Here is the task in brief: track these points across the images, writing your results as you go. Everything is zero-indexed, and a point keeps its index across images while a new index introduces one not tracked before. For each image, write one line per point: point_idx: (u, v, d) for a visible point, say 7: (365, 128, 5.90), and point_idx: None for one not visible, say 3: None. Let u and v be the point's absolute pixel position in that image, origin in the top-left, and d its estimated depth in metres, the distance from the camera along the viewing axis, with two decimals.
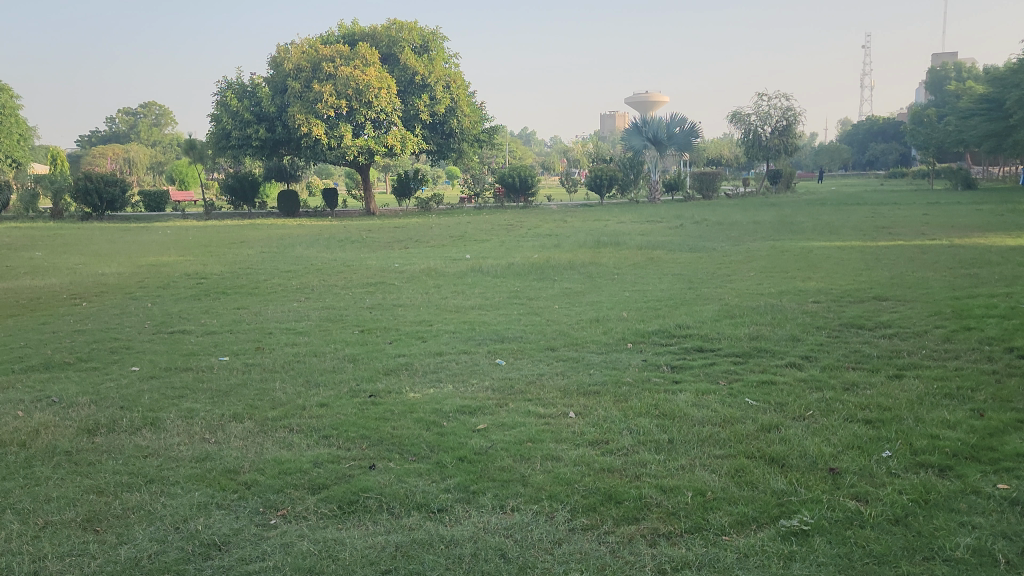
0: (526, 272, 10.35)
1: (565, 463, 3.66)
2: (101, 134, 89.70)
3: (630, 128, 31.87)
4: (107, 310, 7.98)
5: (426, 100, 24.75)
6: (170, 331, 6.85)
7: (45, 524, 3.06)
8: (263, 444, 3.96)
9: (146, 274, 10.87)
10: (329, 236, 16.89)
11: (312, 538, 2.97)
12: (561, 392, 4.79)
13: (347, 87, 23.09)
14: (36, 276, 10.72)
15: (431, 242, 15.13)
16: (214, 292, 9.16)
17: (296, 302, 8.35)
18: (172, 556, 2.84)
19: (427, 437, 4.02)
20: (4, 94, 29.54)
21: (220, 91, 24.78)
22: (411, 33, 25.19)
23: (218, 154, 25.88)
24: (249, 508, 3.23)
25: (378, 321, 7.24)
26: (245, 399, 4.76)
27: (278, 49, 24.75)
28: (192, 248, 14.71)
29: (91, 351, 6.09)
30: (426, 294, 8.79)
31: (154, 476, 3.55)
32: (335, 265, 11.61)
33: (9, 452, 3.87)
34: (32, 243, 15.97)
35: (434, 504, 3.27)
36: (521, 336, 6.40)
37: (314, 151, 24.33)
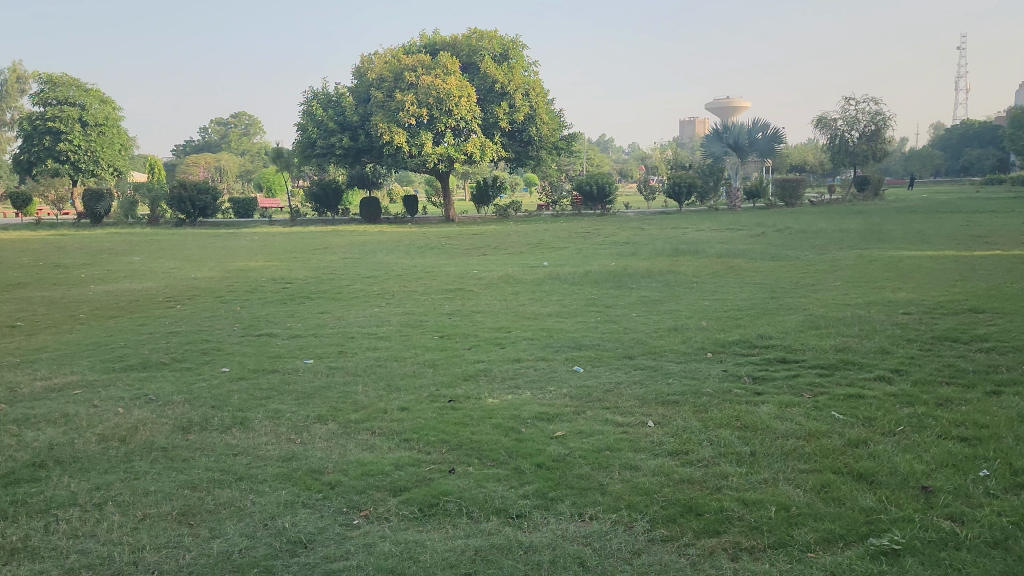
0: (603, 279, 10.31)
1: (644, 473, 3.63)
2: (194, 143, 93.50)
3: (711, 134, 31.96)
4: (200, 313, 8.31)
5: (506, 108, 24.81)
6: (257, 334, 7.07)
7: (143, 517, 3.21)
8: (346, 445, 4.05)
9: (235, 279, 11.24)
10: (409, 243, 17.15)
11: (393, 539, 3.02)
12: (639, 401, 4.75)
13: (428, 96, 23.42)
14: (134, 280, 11.25)
15: (510, 250, 15.19)
16: (299, 297, 9.42)
17: (377, 308, 8.53)
18: (260, 551, 2.92)
19: (506, 443, 4.05)
20: (108, 107, 31.08)
21: (306, 101, 25.66)
22: (491, 42, 25.38)
23: (303, 162, 26.76)
24: (332, 507, 3.31)
25: (457, 327, 7.32)
26: (330, 401, 4.89)
27: (362, 60, 25.43)
28: (278, 254, 15.13)
29: (184, 352, 6.35)
30: (505, 301, 8.84)
31: (243, 474, 3.68)
32: (415, 272, 11.80)
33: (110, 447, 4.07)
34: (131, 248, 16.75)
35: (513, 510, 3.29)
36: (598, 344, 6.37)
37: (396, 159, 24.79)
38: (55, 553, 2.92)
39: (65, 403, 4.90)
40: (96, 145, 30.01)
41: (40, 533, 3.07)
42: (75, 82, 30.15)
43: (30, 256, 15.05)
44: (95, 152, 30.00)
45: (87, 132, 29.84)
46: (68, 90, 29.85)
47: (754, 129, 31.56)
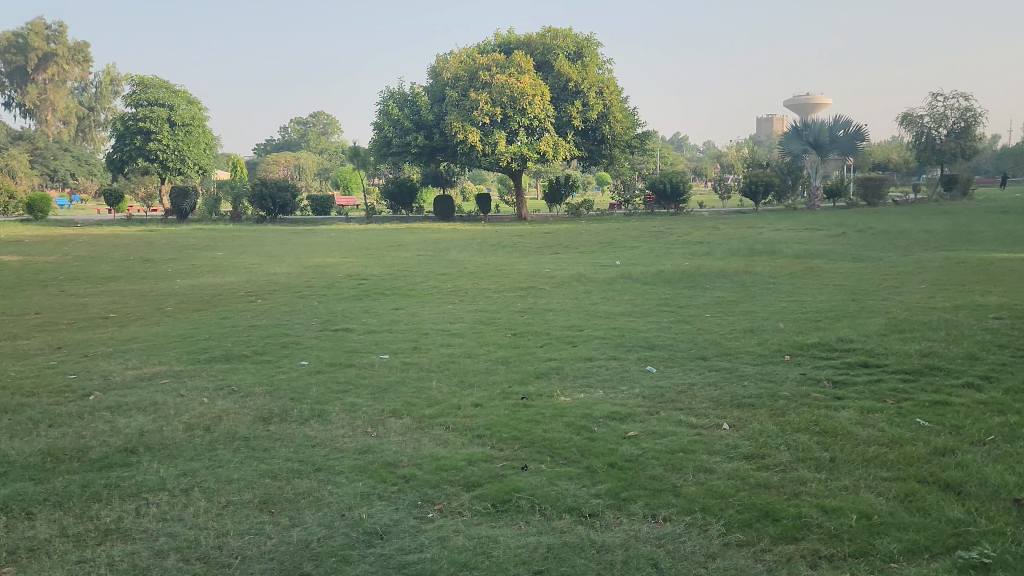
0: (677, 279, 10.17)
1: (719, 476, 3.57)
2: (276, 142, 95.97)
3: (790, 131, 31.18)
4: (280, 307, 8.54)
5: (579, 107, 24.70)
6: (334, 330, 7.21)
7: (227, 503, 3.32)
8: (420, 440, 4.11)
9: (313, 274, 11.51)
10: (482, 242, 17.28)
11: (467, 534, 3.06)
12: (714, 403, 4.67)
13: (502, 94, 23.52)
14: (218, 274, 11.64)
15: (582, 249, 15.12)
16: (375, 293, 9.59)
17: (451, 305, 8.61)
18: (338, 541, 2.99)
19: (578, 442, 4.04)
20: (195, 107, 32.21)
21: (383, 101, 26.16)
22: (565, 40, 25.27)
23: (379, 161, 27.27)
24: (407, 500, 3.36)
25: (530, 324, 7.35)
26: (404, 396, 4.96)
27: (437, 59, 25.76)
28: (354, 251, 15.46)
29: (265, 345, 6.53)
30: (577, 299, 8.82)
31: (322, 465, 3.77)
32: (488, 269, 11.90)
33: (196, 434, 4.23)
34: (215, 244, 17.34)
35: (585, 509, 3.28)
36: (672, 345, 6.30)
37: (469, 158, 25.00)
38: (145, 535, 3.04)
39: (154, 391, 5.11)
40: (184, 143, 31.12)
41: (132, 516, 3.21)
42: (165, 84, 31.31)
43: (122, 251, 15.74)
44: (182, 151, 31.12)
45: (175, 131, 30.98)
46: (158, 91, 31.01)
47: (835, 126, 30.68)
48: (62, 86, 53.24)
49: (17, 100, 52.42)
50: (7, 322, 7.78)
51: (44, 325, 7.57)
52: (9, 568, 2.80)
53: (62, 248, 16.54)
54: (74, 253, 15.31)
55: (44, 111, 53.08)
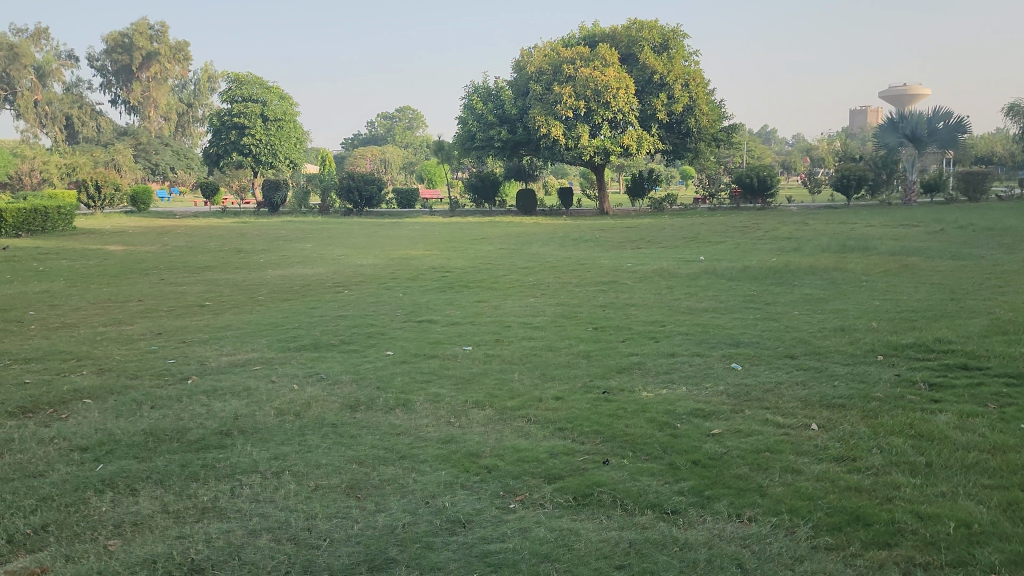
0: (764, 275, 9.94)
1: (807, 477, 3.48)
2: (362, 137, 97.92)
3: (885, 123, 29.91)
4: (365, 298, 8.72)
5: (664, 99, 24.29)
6: (418, 321, 7.33)
7: (316, 487, 3.42)
8: (502, 431, 4.14)
9: (398, 266, 11.73)
10: (564, 235, 17.29)
11: (549, 526, 3.07)
12: (802, 403, 4.55)
13: (586, 88, 23.39)
14: (307, 265, 11.97)
15: (664, 244, 14.91)
16: (458, 285, 9.70)
17: (532, 298, 8.63)
18: (422, 528, 3.04)
19: (660, 438, 4.00)
20: (286, 102, 33.13)
21: (467, 95, 26.45)
22: (651, 32, 24.89)
23: (463, 155, 27.61)
24: (489, 490, 3.40)
25: (611, 319, 7.30)
26: (486, 388, 5.01)
27: (522, 54, 25.86)
28: (437, 243, 15.68)
29: (352, 335, 6.69)
30: (659, 295, 8.72)
31: (406, 453, 3.84)
32: (569, 263, 11.87)
33: (287, 420, 4.37)
34: (304, 236, 17.86)
35: (668, 506, 3.25)
36: (758, 342, 6.17)
37: (552, 152, 25.05)
38: (239, 514, 3.16)
39: (247, 377, 5.31)
40: (274, 138, 32.16)
41: (227, 496, 3.34)
42: (258, 80, 32.19)
43: (217, 242, 16.38)
44: (272, 145, 32.20)
45: (267, 126, 32.02)
46: (252, 87, 31.81)
47: (934, 117, 29.35)
48: (164, 84, 55.83)
49: (123, 97, 55.28)
50: (113, 308, 8.19)
51: (145, 311, 7.94)
52: (115, 540, 2.95)
53: (163, 238, 17.34)
54: (172, 243, 16.00)
55: (147, 108, 55.79)
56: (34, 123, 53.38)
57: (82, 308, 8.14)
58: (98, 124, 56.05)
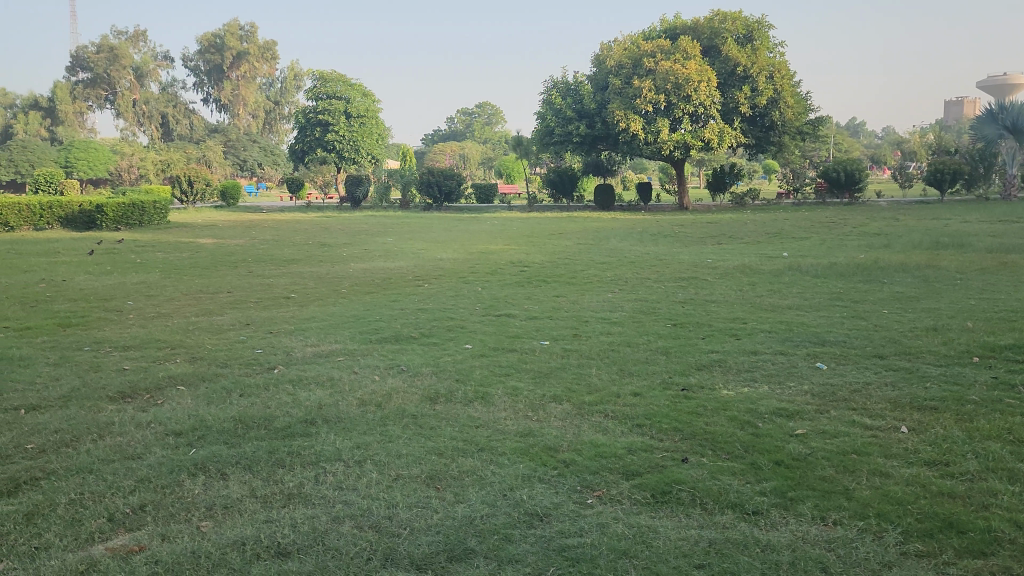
0: (852, 272, 9.63)
1: (896, 481, 3.36)
2: (443, 133, 98.99)
3: (984, 115, 28.22)
4: (445, 292, 8.83)
5: (747, 92, 23.69)
6: (497, 315, 7.38)
7: (397, 476, 3.48)
8: (580, 426, 4.14)
9: (477, 261, 11.82)
10: (643, 230, 17.12)
11: (627, 522, 3.05)
12: (892, 404, 4.40)
13: (666, 81, 23.08)
14: (390, 259, 12.18)
15: (747, 239, 14.61)
16: (536, 280, 9.72)
17: (611, 293, 8.58)
18: (500, 520, 3.07)
19: (742, 437, 3.93)
20: (369, 99, 33.74)
21: (547, 90, 26.52)
22: (734, 24, 24.30)
23: (542, 150, 27.70)
24: (567, 485, 3.40)
25: (691, 316, 7.19)
26: (565, 382, 5.01)
27: (601, 47, 25.72)
28: (516, 238, 15.73)
29: (431, 328, 6.78)
30: (741, 291, 8.54)
31: (484, 445, 3.87)
32: (649, 259, 11.74)
33: (369, 410, 4.47)
34: (386, 230, 18.21)
35: (749, 506, 3.19)
36: (844, 341, 5.99)
37: (631, 147, 24.84)
38: (323, 501, 3.25)
39: (331, 367, 5.44)
40: (357, 134, 32.76)
41: (311, 483, 3.43)
42: (342, 78, 33.01)
43: (302, 236, 16.84)
44: (355, 142, 32.78)
45: (350, 122, 32.68)
46: (336, 84, 32.76)
47: None
48: (252, 82, 57.60)
49: (215, 95, 57.42)
50: (204, 299, 8.52)
51: (235, 303, 8.23)
52: (207, 521, 3.07)
53: (251, 231, 17.97)
54: (260, 237, 16.54)
55: (236, 106, 57.70)
56: (132, 121, 55.95)
57: (176, 299, 8.49)
58: (191, 121, 57.93)
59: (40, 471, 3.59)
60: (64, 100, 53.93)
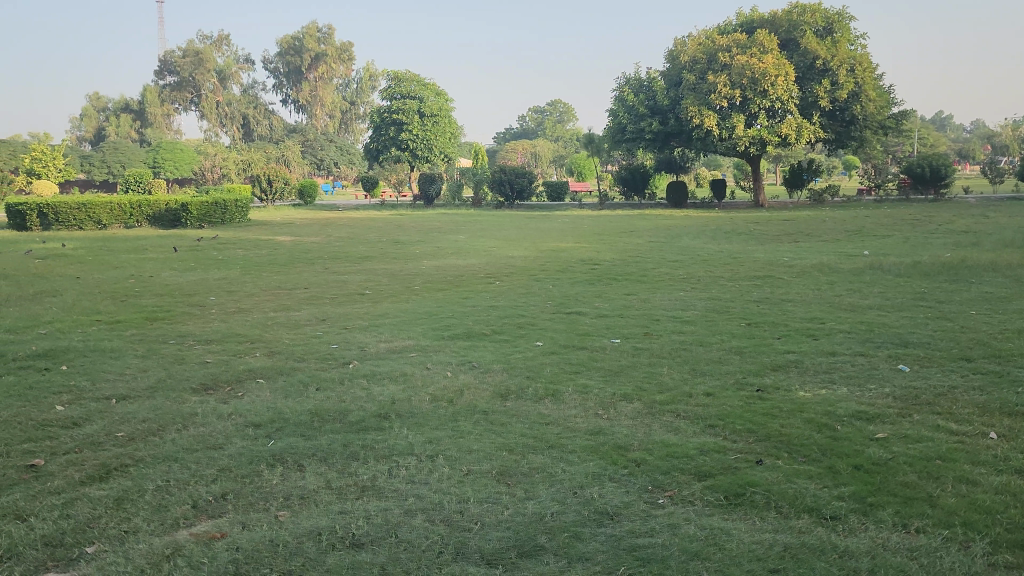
0: (937, 272, 9.26)
1: (984, 490, 3.23)
2: (515, 131, 99.07)
3: None
4: (516, 290, 8.86)
5: (827, 85, 23.01)
6: (567, 312, 7.38)
7: (467, 472, 3.51)
8: (651, 425, 4.10)
9: (547, 259, 11.82)
10: (717, 228, 16.83)
11: (699, 524, 3.01)
12: (979, 409, 4.22)
13: (742, 76, 22.65)
14: (462, 257, 12.28)
15: (825, 237, 14.21)
16: (607, 278, 9.67)
17: (683, 292, 8.48)
18: (570, 517, 3.06)
19: (819, 440, 3.83)
20: (442, 98, 34.06)
21: (618, 87, 26.41)
22: (813, 16, 23.70)
23: (613, 147, 27.53)
24: (638, 484, 3.37)
25: (766, 315, 7.05)
26: (636, 381, 4.97)
27: (675, 43, 25.47)
28: (587, 236, 15.68)
29: (503, 325, 6.82)
30: (819, 291, 8.33)
31: (554, 442, 3.88)
32: (723, 257, 11.53)
33: (441, 405, 4.52)
34: (457, 228, 18.37)
35: (826, 510, 3.11)
36: (929, 342, 5.77)
37: (705, 143, 24.50)
38: (395, 494, 3.30)
39: (404, 363, 5.52)
40: (430, 133, 33.13)
41: (384, 475, 3.50)
42: (416, 77, 33.45)
43: (376, 233, 17.12)
44: (428, 140, 33.16)
45: (423, 121, 33.09)
46: (410, 84, 33.19)
47: None
48: (330, 83, 58.87)
49: (293, 96, 58.91)
50: (283, 295, 8.76)
51: (311, 299, 8.44)
52: (284, 511, 3.16)
53: (327, 229, 18.37)
54: (335, 235, 16.89)
55: (314, 106, 59.08)
56: (216, 123, 57.79)
57: (255, 294, 8.74)
58: (270, 122, 59.48)
59: (129, 458, 3.75)
60: (153, 103, 56.10)
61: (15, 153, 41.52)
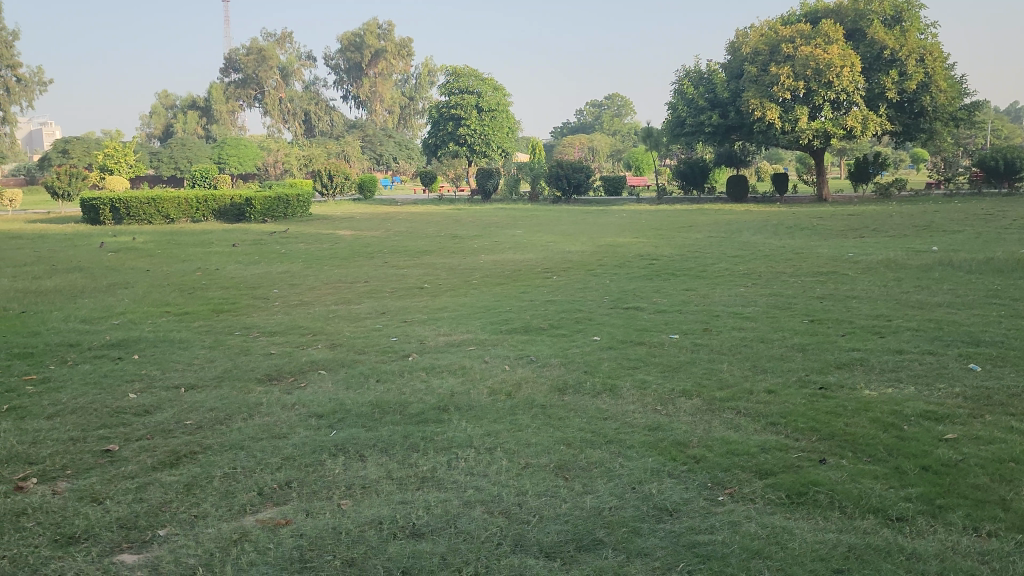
0: (1011, 268, 8.93)
1: None
2: (572, 125, 98.66)
3: None
4: (573, 284, 8.84)
5: (895, 77, 22.36)
6: (625, 307, 7.34)
7: (525, 465, 3.53)
8: (711, 422, 4.06)
9: (605, 253, 11.75)
10: (778, 223, 16.50)
11: (760, 522, 2.97)
12: None
13: (806, 67, 22.14)
14: (519, 251, 12.30)
15: (892, 232, 13.82)
16: (665, 273, 9.58)
17: (744, 287, 8.35)
18: (629, 512, 3.06)
19: (885, 440, 3.74)
20: (500, 93, 34.09)
21: (678, 80, 26.14)
22: (881, 4, 23.03)
23: (672, 141, 27.22)
24: (697, 481, 3.34)
25: (830, 312, 6.90)
26: (695, 377, 4.92)
27: (736, 34, 25.08)
28: (645, 231, 15.53)
29: (560, 320, 6.82)
30: (885, 287, 8.11)
31: (612, 437, 3.87)
32: (785, 252, 11.31)
33: (499, 399, 4.54)
34: (514, 222, 18.41)
35: (893, 512, 3.03)
36: (1001, 341, 5.57)
37: (767, 137, 24.07)
38: (454, 486, 3.34)
39: (462, 357, 5.56)
40: (488, 128, 33.19)
41: (444, 467, 3.54)
42: (474, 72, 33.54)
43: (435, 228, 17.25)
44: (486, 135, 33.24)
45: (481, 116, 33.19)
46: (469, 80, 33.32)
47: None
48: (389, 79, 59.51)
49: (354, 92, 59.76)
50: (343, 288, 8.90)
51: (371, 292, 8.56)
52: (346, 499, 3.22)
53: (386, 223, 18.62)
54: (394, 229, 17.08)
55: (374, 102, 59.79)
56: (278, 119, 58.99)
57: (317, 288, 8.89)
58: (331, 118, 60.42)
59: (197, 445, 3.87)
60: (218, 100, 57.51)
61: (88, 150, 43.04)
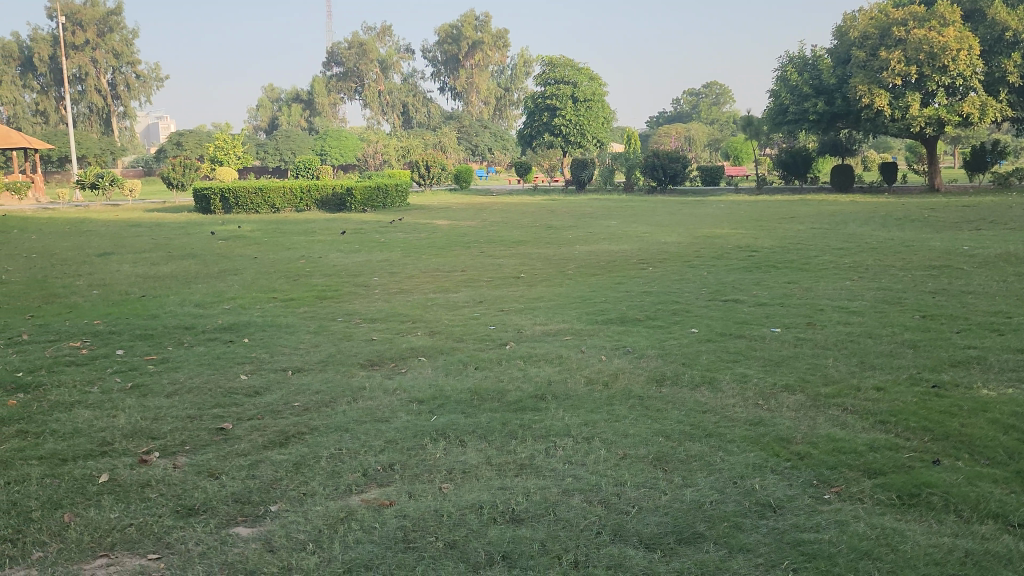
0: None
1: None
2: (668, 115, 97.07)
3: None
4: (670, 276, 8.72)
5: (1017, 59, 21.04)
6: (724, 300, 7.20)
7: (623, 455, 3.51)
8: (816, 419, 3.93)
9: (703, 244, 11.55)
10: (886, 214, 15.86)
11: (869, 522, 2.87)
12: None
13: (918, 51, 21.12)
14: (614, 242, 12.22)
15: (1011, 224, 13.07)
16: (765, 265, 9.33)
17: (849, 281, 8.06)
18: (731, 507, 3.00)
19: (1005, 442, 3.55)
20: (596, 83, 33.81)
21: (781, 66, 25.40)
22: None
23: (773, 130, 26.48)
24: (801, 478, 3.25)
25: (944, 307, 6.58)
26: (798, 372, 4.78)
27: (844, 18, 24.17)
28: (744, 222, 15.18)
29: (657, 311, 6.74)
30: (1004, 282, 7.67)
31: (713, 430, 3.80)
32: (893, 245, 10.84)
33: (596, 389, 4.53)
34: (609, 213, 18.32)
35: (1014, 518, 2.88)
36: None
37: (875, 124, 23.13)
38: (553, 474, 3.35)
39: (559, 346, 5.57)
40: (583, 118, 33.13)
41: (542, 455, 3.56)
42: (570, 62, 33.28)
43: (530, 218, 17.33)
44: (580, 126, 33.21)
45: (576, 107, 33.13)
46: (564, 70, 33.15)
47: None
48: (485, 70, 59.95)
49: (451, 84, 60.73)
50: (441, 277, 9.04)
51: (468, 281, 8.66)
52: (447, 483, 3.29)
53: (481, 213, 18.82)
54: (489, 219, 17.25)
55: (470, 93, 60.48)
56: (378, 111, 60.24)
57: (415, 276, 9.06)
58: (428, 109, 61.39)
59: (304, 426, 4.01)
60: (321, 94, 59.38)
61: (200, 142, 45.15)
